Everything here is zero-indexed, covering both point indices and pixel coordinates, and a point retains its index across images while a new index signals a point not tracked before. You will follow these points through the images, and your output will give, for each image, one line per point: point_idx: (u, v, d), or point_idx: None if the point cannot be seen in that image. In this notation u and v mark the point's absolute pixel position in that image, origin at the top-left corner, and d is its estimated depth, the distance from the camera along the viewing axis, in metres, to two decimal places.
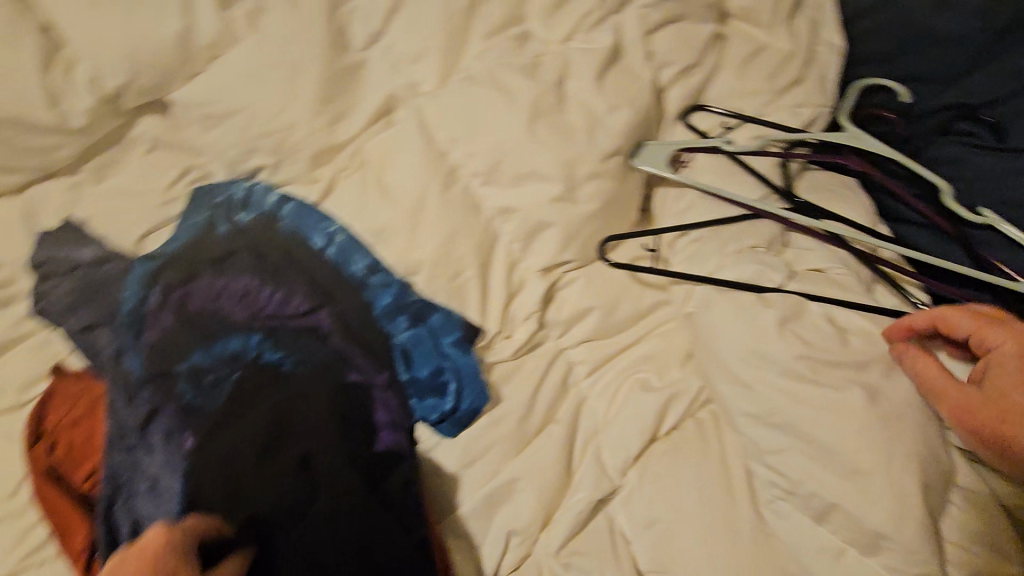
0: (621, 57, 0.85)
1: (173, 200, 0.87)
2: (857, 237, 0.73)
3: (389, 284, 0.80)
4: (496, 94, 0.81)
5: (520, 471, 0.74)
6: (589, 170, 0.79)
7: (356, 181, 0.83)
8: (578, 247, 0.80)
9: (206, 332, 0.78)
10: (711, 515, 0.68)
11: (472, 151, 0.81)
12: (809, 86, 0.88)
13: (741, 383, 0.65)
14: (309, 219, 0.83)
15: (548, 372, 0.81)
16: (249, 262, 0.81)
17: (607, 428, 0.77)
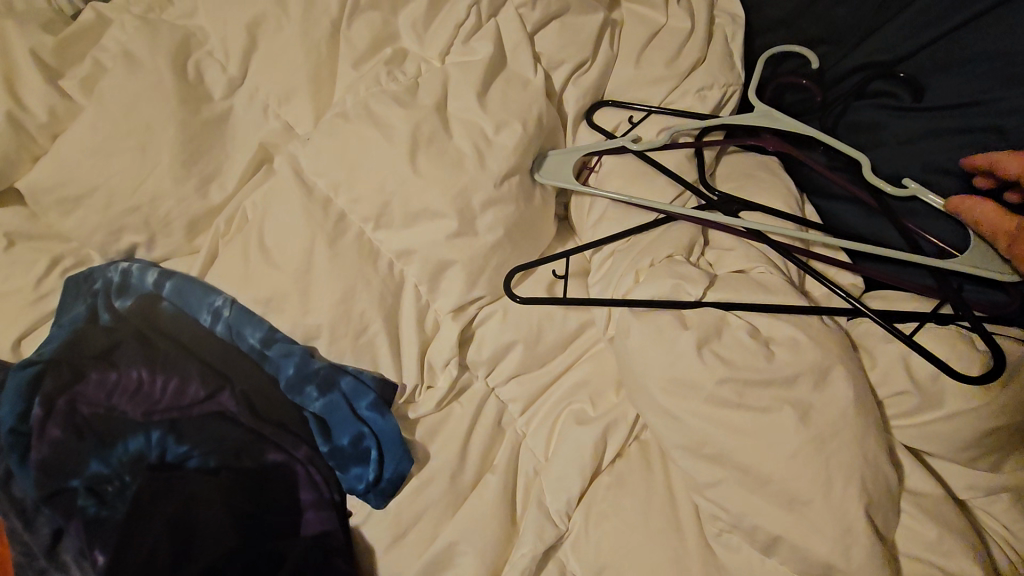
0: (505, 66, 0.78)
1: (46, 295, 0.79)
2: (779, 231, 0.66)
3: (289, 354, 0.73)
4: (371, 128, 0.73)
5: (458, 534, 0.68)
6: (485, 197, 0.73)
7: (237, 246, 0.76)
8: (487, 281, 0.74)
9: (101, 437, 0.72)
10: (660, 557, 0.62)
11: (356, 195, 0.74)
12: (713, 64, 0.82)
13: (667, 414, 0.60)
14: (192, 294, 0.75)
15: (478, 418, 0.75)
16: (136, 352, 0.75)
17: (547, 469, 0.72)
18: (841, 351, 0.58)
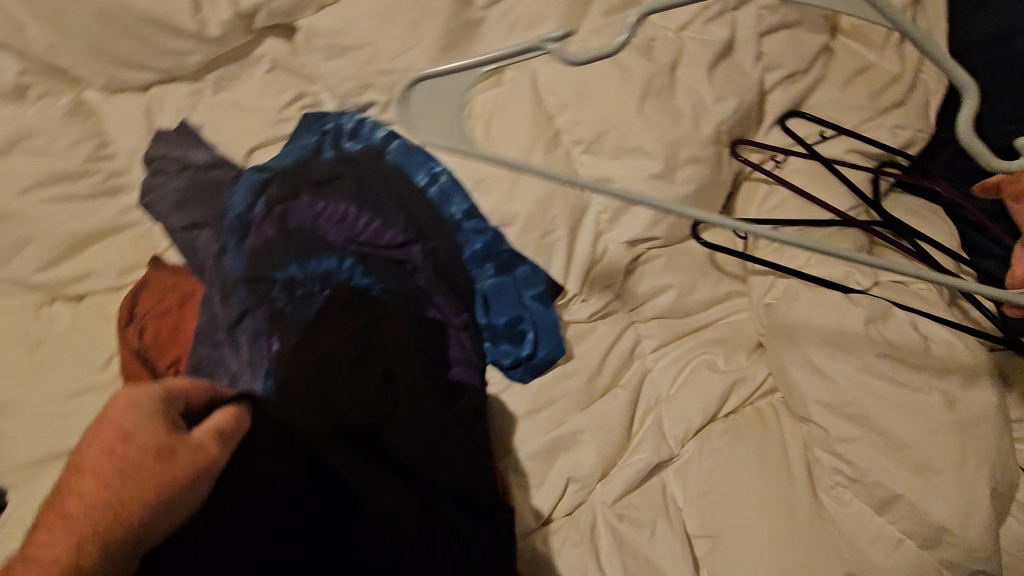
0: (733, 52, 0.87)
1: (284, 121, 0.91)
2: (845, 251, 0.59)
3: (482, 231, 0.83)
4: (611, 66, 0.83)
5: (585, 424, 0.77)
6: (691, 154, 0.81)
7: (462, 130, 0.86)
8: (666, 226, 0.83)
9: (303, 249, 0.83)
10: (771, 496, 0.70)
11: (578, 119, 0.84)
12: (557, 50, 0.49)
13: (820, 371, 0.67)
14: (413, 157, 0.85)
15: (618, 340, 0.83)
16: (351, 188, 0.85)
17: (669, 400, 0.80)
18: (990, 366, 0.65)
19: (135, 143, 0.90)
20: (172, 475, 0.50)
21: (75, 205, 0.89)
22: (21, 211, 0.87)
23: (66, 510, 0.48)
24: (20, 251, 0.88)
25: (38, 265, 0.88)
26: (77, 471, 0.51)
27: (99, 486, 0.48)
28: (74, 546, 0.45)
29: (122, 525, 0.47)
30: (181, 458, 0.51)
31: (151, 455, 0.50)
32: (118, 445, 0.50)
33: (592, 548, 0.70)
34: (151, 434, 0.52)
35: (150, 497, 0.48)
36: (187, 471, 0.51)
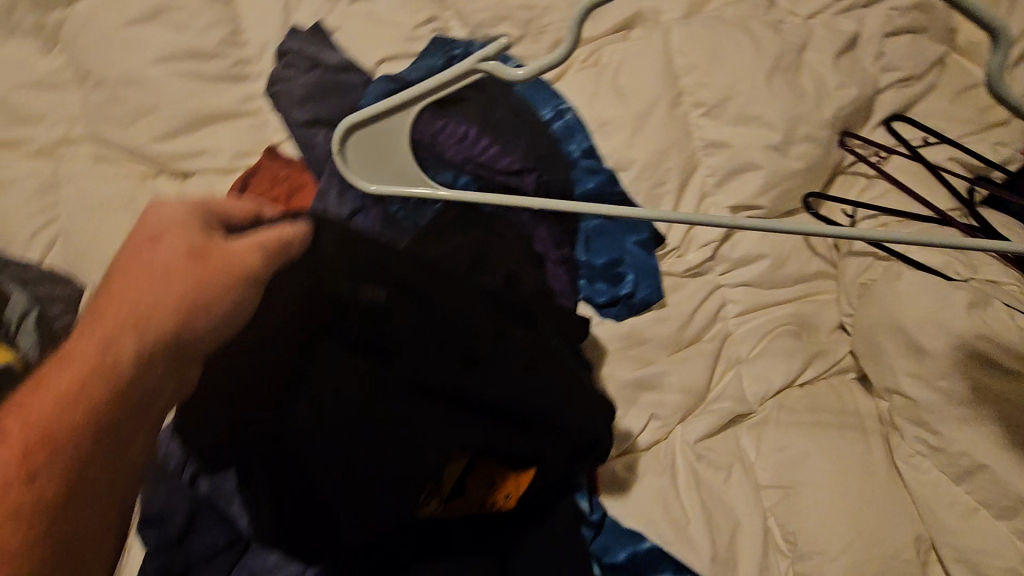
0: (856, 47, 0.91)
1: (415, 39, 0.93)
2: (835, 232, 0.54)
3: (597, 171, 0.84)
4: (745, 37, 0.87)
5: (670, 367, 0.80)
6: (808, 132, 0.85)
7: (590, 75, 0.89)
8: (773, 197, 0.85)
9: (422, 160, 0.84)
10: (847, 457, 0.73)
11: (704, 82, 0.86)
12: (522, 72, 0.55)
13: (913, 345, 0.72)
14: (540, 91, 0.87)
15: (706, 300, 0.86)
16: (476, 110, 0.86)
17: (750, 361, 0.83)
18: None
19: (269, 36, 0.93)
20: (202, 275, 0.50)
21: (202, 84, 0.91)
22: (152, 80, 0.90)
23: (112, 299, 0.49)
24: (139, 118, 0.91)
25: (155, 135, 0.91)
26: (119, 267, 0.51)
27: (137, 278, 0.50)
28: (119, 328, 0.48)
29: (166, 319, 0.49)
30: (214, 260, 0.51)
31: (185, 258, 0.51)
32: (148, 249, 0.51)
33: (670, 480, 0.73)
34: (182, 236, 0.51)
35: (178, 297, 0.49)
36: (216, 274, 0.51)
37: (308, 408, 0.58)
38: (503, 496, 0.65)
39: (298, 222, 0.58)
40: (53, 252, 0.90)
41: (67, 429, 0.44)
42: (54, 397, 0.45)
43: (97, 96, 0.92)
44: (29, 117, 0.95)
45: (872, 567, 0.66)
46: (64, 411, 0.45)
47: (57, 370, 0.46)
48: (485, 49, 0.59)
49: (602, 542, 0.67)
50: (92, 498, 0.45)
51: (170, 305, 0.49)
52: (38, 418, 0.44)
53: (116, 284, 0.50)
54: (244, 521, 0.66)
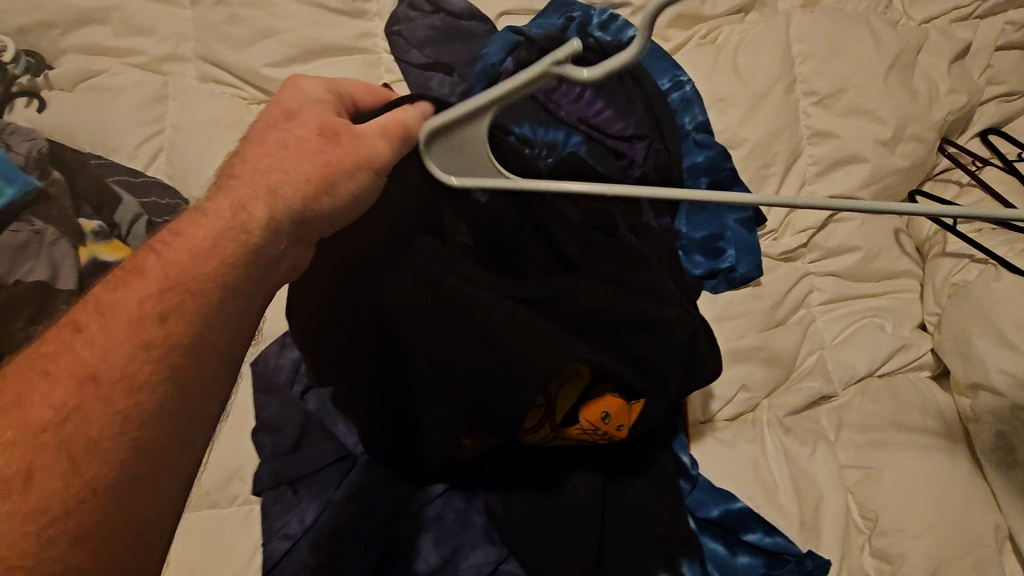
0: (967, 56, 0.93)
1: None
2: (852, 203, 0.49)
3: (709, 146, 0.85)
4: (865, 32, 0.89)
5: (762, 343, 0.82)
6: (917, 131, 0.87)
7: (708, 51, 0.92)
8: (875, 192, 0.87)
9: (535, 114, 0.83)
10: (927, 445, 0.76)
11: (820, 71, 0.88)
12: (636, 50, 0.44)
13: (1011, 346, 0.74)
14: (660, 62, 0.89)
15: (795, 285, 0.87)
16: (594, 72, 0.86)
17: (835, 349, 0.84)
18: None
19: None
20: (333, 154, 0.50)
21: (324, 15, 0.93)
22: (277, 5, 0.94)
23: (246, 163, 0.49)
24: (258, 41, 0.93)
25: (271, 59, 0.92)
26: (251, 137, 0.51)
27: (274, 153, 0.49)
28: (255, 193, 0.48)
29: (297, 193, 0.49)
30: (344, 140, 0.51)
31: (319, 137, 0.50)
32: (283, 122, 0.51)
33: (759, 449, 0.76)
34: (316, 112, 0.52)
35: (308, 173, 0.49)
36: (345, 154, 0.50)
37: (418, 309, 0.55)
38: (602, 419, 0.60)
39: (415, 106, 0.55)
40: (155, 164, 0.89)
41: (200, 276, 0.44)
42: (189, 248, 0.45)
43: (217, 14, 0.94)
44: (142, 28, 0.95)
45: (951, 549, 0.69)
46: (195, 268, 0.44)
47: (194, 223, 0.46)
48: (558, 52, 0.45)
49: (698, 497, 0.70)
50: (210, 347, 0.44)
51: (301, 177, 0.49)
52: (173, 260, 0.44)
53: (250, 154, 0.50)
54: (354, 440, 0.68)
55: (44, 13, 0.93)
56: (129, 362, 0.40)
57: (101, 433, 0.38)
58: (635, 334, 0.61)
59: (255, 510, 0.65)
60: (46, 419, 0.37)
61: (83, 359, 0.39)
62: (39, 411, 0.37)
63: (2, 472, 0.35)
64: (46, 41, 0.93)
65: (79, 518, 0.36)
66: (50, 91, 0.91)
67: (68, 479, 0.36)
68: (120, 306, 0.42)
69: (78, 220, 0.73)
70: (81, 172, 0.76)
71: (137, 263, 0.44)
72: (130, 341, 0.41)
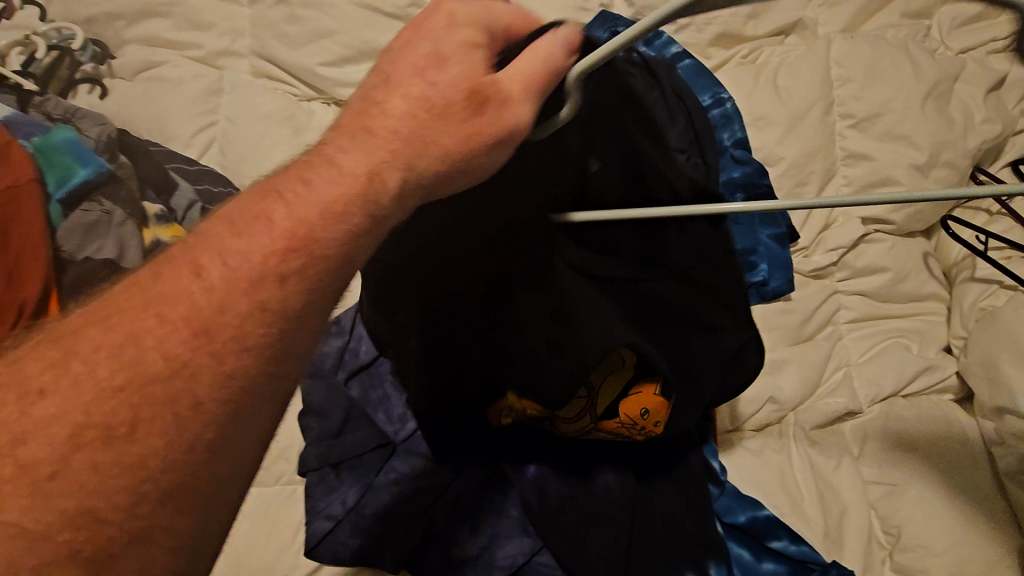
0: (1003, 87, 0.94)
1: (585, 12, 0.99)
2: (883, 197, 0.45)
3: (746, 162, 0.87)
4: (903, 59, 0.91)
5: (790, 357, 0.84)
6: (950, 158, 0.88)
7: (749, 71, 0.95)
8: (904, 215, 0.91)
9: None
10: (952, 466, 0.77)
11: (858, 95, 0.90)
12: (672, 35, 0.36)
13: None
14: (701, 79, 0.91)
15: (824, 302, 0.89)
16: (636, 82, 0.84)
17: (861, 366, 0.86)
18: None
19: None
20: (484, 126, 0.43)
21: (379, 20, 0.98)
22: (335, 7, 0.97)
23: (381, 114, 0.43)
24: (314, 41, 0.97)
25: (326, 60, 0.96)
26: (386, 75, 0.45)
27: (412, 110, 0.43)
28: (388, 156, 0.42)
29: (432, 156, 0.43)
30: (495, 107, 0.43)
31: (466, 102, 0.43)
32: (431, 69, 0.44)
33: (784, 460, 0.78)
34: (465, 61, 0.44)
35: (451, 145, 0.43)
36: (506, 124, 0.43)
37: (501, 293, 0.55)
38: (642, 415, 0.61)
39: (555, 34, 0.44)
40: (209, 153, 0.92)
41: (326, 242, 0.39)
42: (320, 207, 0.40)
43: (275, 13, 0.98)
44: (202, 23, 0.99)
45: (971, 568, 0.70)
46: (321, 226, 0.39)
47: (327, 178, 0.41)
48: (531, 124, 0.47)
49: (724, 503, 0.72)
50: (316, 324, 0.40)
51: (445, 146, 0.43)
52: (304, 215, 0.39)
53: (385, 101, 0.43)
54: (395, 428, 0.70)
55: (111, 5, 0.97)
56: (243, 323, 0.36)
57: (204, 396, 0.35)
58: (688, 337, 0.62)
59: (299, 491, 0.68)
60: (159, 369, 0.34)
61: (204, 309, 0.36)
62: (152, 359, 0.34)
63: (104, 420, 0.33)
64: (111, 31, 0.97)
65: (179, 482, 0.34)
66: (112, 79, 0.95)
67: (172, 440, 0.34)
68: (240, 255, 0.38)
69: (141, 203, 0.77)
70: (143, 158, 0.81)
71: (260, 206, 0.40)
72: (250, 300, 0.37)
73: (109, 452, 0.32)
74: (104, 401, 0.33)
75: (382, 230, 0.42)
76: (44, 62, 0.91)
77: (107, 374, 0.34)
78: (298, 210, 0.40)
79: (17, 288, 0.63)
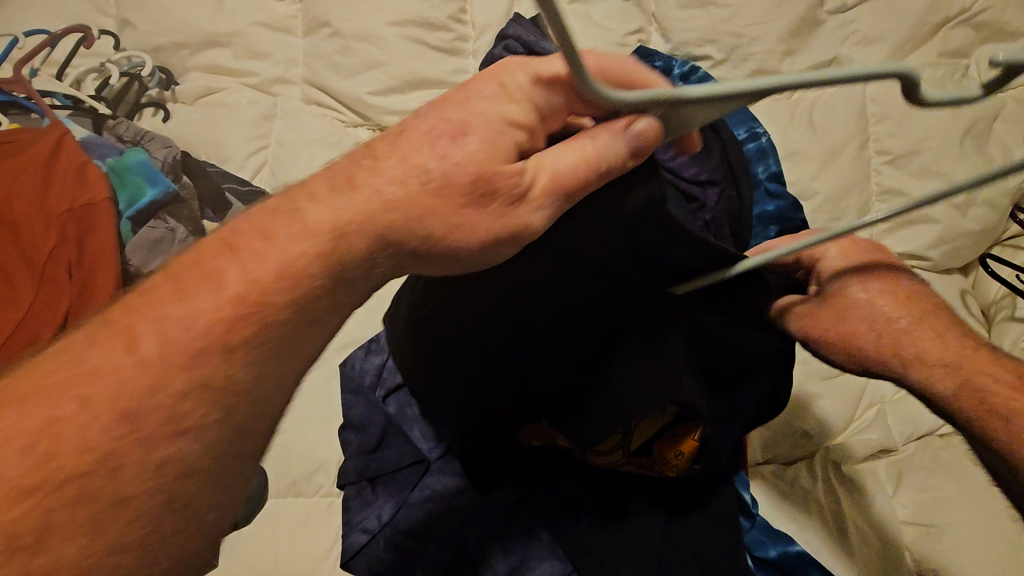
0: None
1: (624, 46, 1.02)
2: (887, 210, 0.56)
3: (779, 196, 0.87)
4: (940, 97, 0.91)
5: (824, 391, 0.83)
6: (990, 197, 0.90)
7: (784, 106, 0.96)
8: (943, 252, 0.90)
9: None
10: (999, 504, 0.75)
11: (893, 133, 0.91)
12: (669, 117, 0.42)
13: None
14: (738, 114, 0.92)
15: None
16: None
17: (896, 403, 0.84)
18: None
19: (493, 20, 1.04)
20: (480, 221, 0.44)
21: (426, 52, 1.02)
22: (382, 38, 1.02)
23: (372, 169, 0.44)
24: (364, 71, 1.02)
25: (374, 89, 1.01)
26: (407, 128, 0.46)
27: (403, 177, 0.43)
28: (355, 217, 0.43)
29: (393, 222, 0.43)
30: (498, 197, 0.43)
31: (469, 188, 0.43)
32: (446, 141, 0.44)
33: (815, 495, 0.78)
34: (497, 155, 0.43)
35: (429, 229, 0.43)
36: (493, 225, 0.44)
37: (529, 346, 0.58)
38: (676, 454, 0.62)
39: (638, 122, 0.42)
40: (261, 174, 0.97)
41: (277, 306, 0.41)
42: (276, 267, 0.41)
43: (328, 44, 1.03)
44: (258, 52, 1.05)
45: None
46: (281, 293, 0.41)
47: (287, 234, 0.42)
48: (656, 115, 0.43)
49: (755, 536, 0.71)
50: (268, 406, 0.41)
51: (428, 229, 0.43)
52: (258, 276, 0.41)
53: (372, 159, 0.45)
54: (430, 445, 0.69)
55: (178, 35, 1.04)
56: (182, 398, 0.38)
57: (129, 491, 0.36)
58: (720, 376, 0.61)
59: (337, 503, 0.70)
60: (77, 463, 0.35)
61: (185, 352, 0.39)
62: (71, 451, 0.36)
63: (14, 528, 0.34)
64: (177, 60, 1.04)
65: None
66: (174, 104, 1.01)
67: (90, 543, 0.35)
68: (184, 322, 0.39)
69: (201, 222, 0.82)
70: (202, 178, 0.86)
71: (218, 257, 0.42)
72: (185, 379, 0.38)
73: (22, 565, 0.33)
74: (39, 489, 0.35)
75: (320, 305, 0.43)
76: (115, 87, 0.98)
77: (52, 458, 0.35)
78: (227, 288, 0.40)
79: (91, 301, 0.69)
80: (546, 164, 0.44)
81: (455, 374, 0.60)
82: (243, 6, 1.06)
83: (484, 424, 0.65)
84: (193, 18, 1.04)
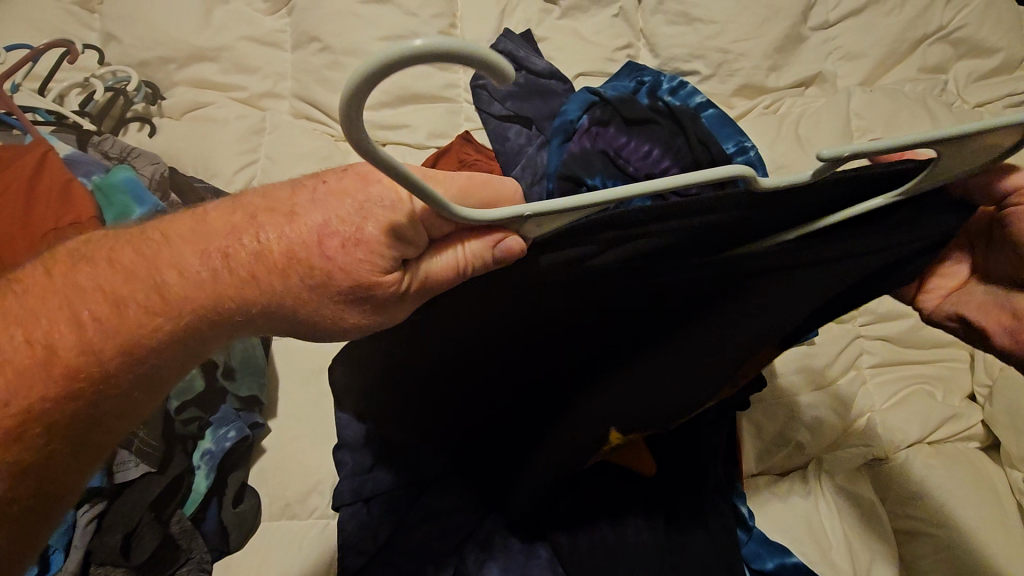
0: None
1: (614, 61, 1.04)
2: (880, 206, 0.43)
3: None
4: (921, 111, 0.94)
5: (816, 402, 0.84)
6: None
7: (771, 120, 0.98)
8: None
9: (613, 167, 0.85)
10: (984, 511, 0.77)
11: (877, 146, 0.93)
12: (533, 227, 0.41)
13: None
14: (725, 128, 0.93)
15: (846, 346, 0.89)
16: (664, 134, 0.88)
17: (887, 412, 0.85)
18: None
19: (483, 36, 1.05)
20: (348, 318, 0.44)
21: (416, 66, 1.03)
22: (372, 52, 1.01)
23: (252, 238, 0.43)
24: None
25: None
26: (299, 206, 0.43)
27: (285, 265, 0.42)
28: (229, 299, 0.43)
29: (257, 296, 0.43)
30: (371, 299, 0.43)
31: (346, 294, 0.43)
32: (331, 241, 0.42)
33: (811, 506, 0.78)
34: (367, 266, 0.42)
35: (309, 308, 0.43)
36: (360, 320, 0.45)
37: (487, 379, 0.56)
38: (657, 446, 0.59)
39: (500, 247, 0.41)
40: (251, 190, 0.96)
41: (115, 375, 0.44)
42: (124, 341, 0.43)
43: (318, 58, 1.03)
44: (247, 67, 1.04)
45: None
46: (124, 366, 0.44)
47: (139, 303, 0.43)
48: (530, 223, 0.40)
49: (752, 548, 0.72)
50: (89, 461, 0.46)
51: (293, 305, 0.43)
52: (108, 349, 0.43)
53: (257, 236, 0.43)
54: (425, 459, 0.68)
55: (163, 49, 1.02)
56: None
57: None
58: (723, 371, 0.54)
59: (331, 525, 0.68)
60: None
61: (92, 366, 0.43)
62: None
63: None
64: (162, 74, 1.03)
65: None
66: (160, 118, 1.00)
67: None
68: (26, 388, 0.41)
69: None
70: (191, 194, 0.85)
71: (73, 305, 0.43)
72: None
73: None
74: None
75: (158, 372, 0.46)
76: (98, 102, 0.96)
77: None
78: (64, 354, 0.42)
79: None
80: (423, 270, 0.43)
81: (420, 413, 0.62)
82: (231, 21, 1.06)
83: (479, 449, 0.65)
84: (179, 32, 1.03)
